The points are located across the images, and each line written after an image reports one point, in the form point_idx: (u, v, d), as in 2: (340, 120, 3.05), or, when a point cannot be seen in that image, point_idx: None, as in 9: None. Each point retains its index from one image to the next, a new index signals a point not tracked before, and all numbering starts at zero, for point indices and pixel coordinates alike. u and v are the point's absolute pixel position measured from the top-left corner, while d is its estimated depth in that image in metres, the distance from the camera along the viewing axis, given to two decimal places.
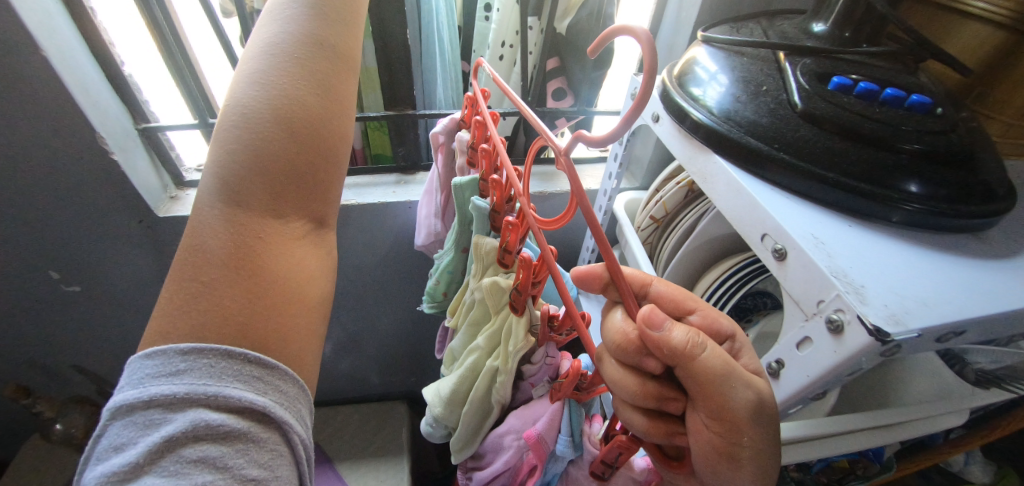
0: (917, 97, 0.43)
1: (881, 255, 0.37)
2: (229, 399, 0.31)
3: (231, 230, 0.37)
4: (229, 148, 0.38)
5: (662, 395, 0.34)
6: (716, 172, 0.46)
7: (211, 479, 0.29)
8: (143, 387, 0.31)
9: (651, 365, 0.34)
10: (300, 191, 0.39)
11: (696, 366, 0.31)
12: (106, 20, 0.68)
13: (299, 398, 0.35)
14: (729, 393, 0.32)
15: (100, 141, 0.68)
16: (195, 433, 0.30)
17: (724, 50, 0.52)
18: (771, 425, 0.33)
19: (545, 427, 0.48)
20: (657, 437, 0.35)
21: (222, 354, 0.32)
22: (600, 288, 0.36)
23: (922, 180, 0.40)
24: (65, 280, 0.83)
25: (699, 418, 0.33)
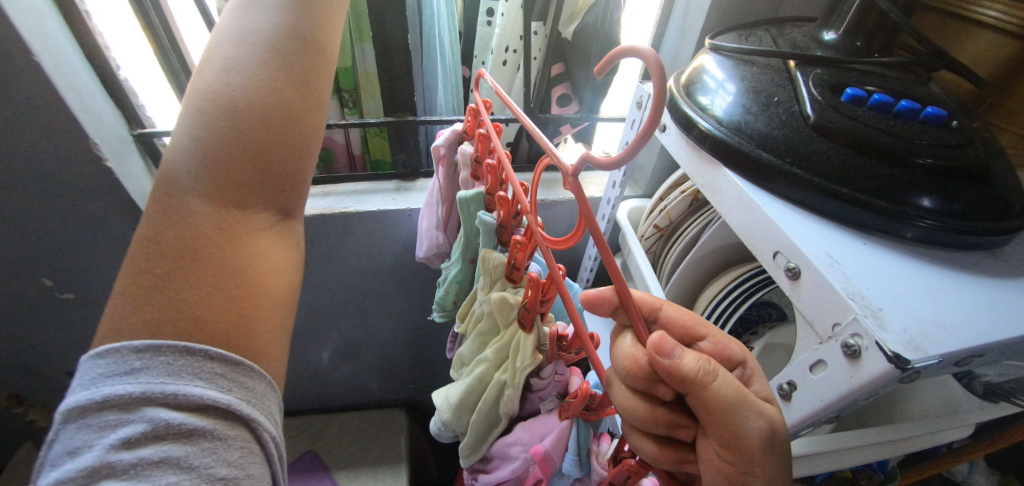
0: (932, 110, 0.42)
1: (897, 276, 0.36)
2: (190, 397, 0.30)
3: (198, 226, 0.35)
4: (193, 132, 0.35)
5: (673, 422, 0.33)
6: (726, 186, 0.45)
7: (177, 477, 0.28)
8: (97, 387, 0.29)
9: (663, 392, 0.32)
10: (273, 188, 0.38)
11: (707, 394, 0.30)
12: (101, 23, 0.67)
13: (267, 394, 0.34)
14: (742, 422, 0.30)
15: (92, 146, 0.66)
16: (157, 432, 0.29)
17: (733, 59, 0.50)
18: (783, 456, 0.31)
19: (553, 445, 0.48)
20: (665, 463, 0.34)
21: (180, 351, 0.31)
22: (609, 311, 0.34)
23: (936, 195, 0.39)
24: (58, 287, 0.82)
25: (710, 446, 0.32)
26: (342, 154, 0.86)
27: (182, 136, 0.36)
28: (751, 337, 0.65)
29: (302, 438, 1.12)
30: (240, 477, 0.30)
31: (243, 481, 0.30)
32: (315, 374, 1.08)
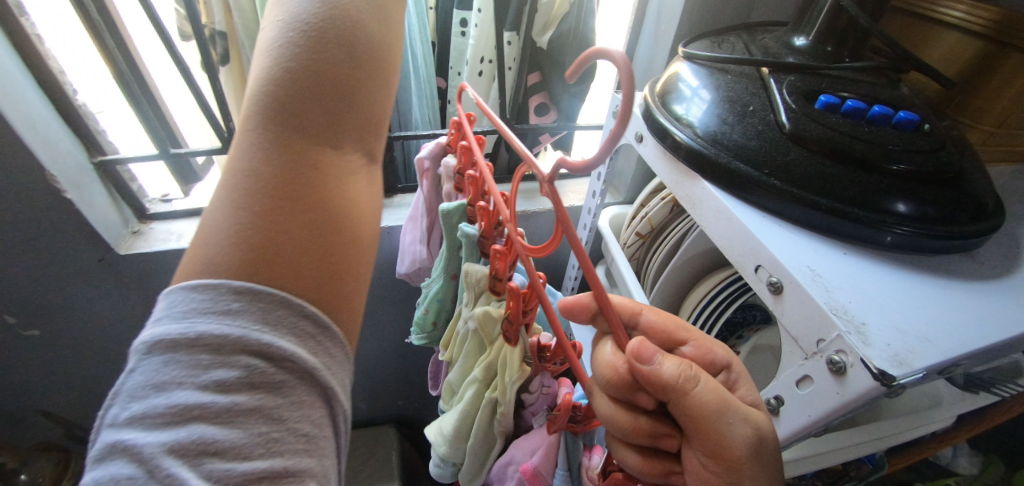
0: (904, 115, 0.42)
1: (878, 286, 0.35)
2: (283, 352, 0.28)
3: (284, 158, 0.32)
4: (275, 66, 0.33)
5: (656, 431, 0.32)
6: (706, 199, 0.45)
7: (265, 432, 0.26)
8: (188, 321, 0.27)
9: (645, 401, 0.31)
10: (356, 119, 0.35)
11: (688, 403, 0.29)
12: (56, 48, 0.64)
13: (345, 364, 0.31)
14: (726, 430, 0.29)
15: (50, 178, 0.63)
16: (249, 382, 0.27)
17: (706, 67, 0.50)
18: (771, 466, 0.30)
19: (541, 461, 0.48)
20: (650, 475, 0.33)
21: (281, 300, 0.29)
22: (587, 318, 0.34)
23: (912, 201, 0.39)
24: (22, 323, 0.78)
25: (696, 456, 0.30)
26: None
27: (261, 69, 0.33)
28: (736, 340, 0.64)
29: None
30: (316, 445, 0.28)
31: (319, 447, 0.28)
32: None
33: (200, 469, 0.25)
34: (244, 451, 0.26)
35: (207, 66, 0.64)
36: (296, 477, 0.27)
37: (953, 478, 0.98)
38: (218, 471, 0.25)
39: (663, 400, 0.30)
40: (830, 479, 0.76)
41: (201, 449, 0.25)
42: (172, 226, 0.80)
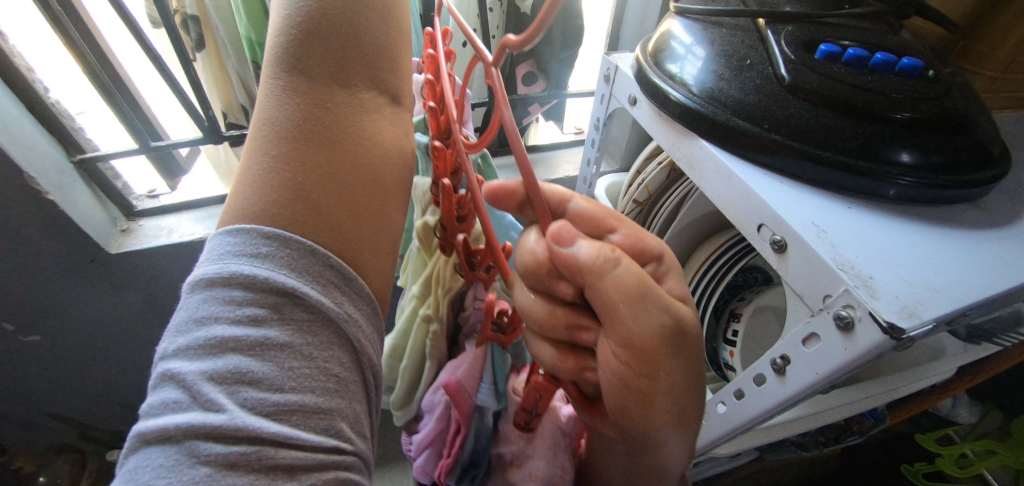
0: (907, 61, 0.41)
1: (885, 238, 0.35)
2: (309, 299, 0.30)
3: (304, 98, 0.36)
4: (284, 21, 0.37)
5: (574, 324, 0.31)
6: (704, 158, 0.43)
7: (296, 367, 0.28)
8: (224, 264, 0.29)
9: (565, 290, 0.30)
10: (367, 64, 0.39)
11: (600, 287, 0.28)
12: (20, 44, 0.62)
13: (372, 316, 0.34)
14: (643, 318, 0.28)
15: (30, 180, 0.62)
16: (281, 320, 0.29)
17: (700, 22, 0.48)
18: (688, 356, 0.30)
19: (465, 374, 0.41)
20: (565, 370, 0.32)
21: (305, 249, 0.31)
22: (514, 206, 0.32)
23: (917, 149, 0.38)
24: (20, 330, 0.78)
25: (607, 347, 0.29)
26: None
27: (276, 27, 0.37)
28: (738, 303, 0.62)
29: None
30: (346, 387, 0.30)
31: (345, 387, 0.30)
32: None
33: (238, 395, 0.27)
34: (278, 384, 0.28)
35: (179, 54, 0.61)
36: (326, 413, 0.29)
37: (953, 427, 0.99)
38: (253, 399, 0.27)
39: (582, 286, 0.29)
40: (833, 436, 0.78)
41: (238, 379, 0.27)
42: (160, 222, 0.79)
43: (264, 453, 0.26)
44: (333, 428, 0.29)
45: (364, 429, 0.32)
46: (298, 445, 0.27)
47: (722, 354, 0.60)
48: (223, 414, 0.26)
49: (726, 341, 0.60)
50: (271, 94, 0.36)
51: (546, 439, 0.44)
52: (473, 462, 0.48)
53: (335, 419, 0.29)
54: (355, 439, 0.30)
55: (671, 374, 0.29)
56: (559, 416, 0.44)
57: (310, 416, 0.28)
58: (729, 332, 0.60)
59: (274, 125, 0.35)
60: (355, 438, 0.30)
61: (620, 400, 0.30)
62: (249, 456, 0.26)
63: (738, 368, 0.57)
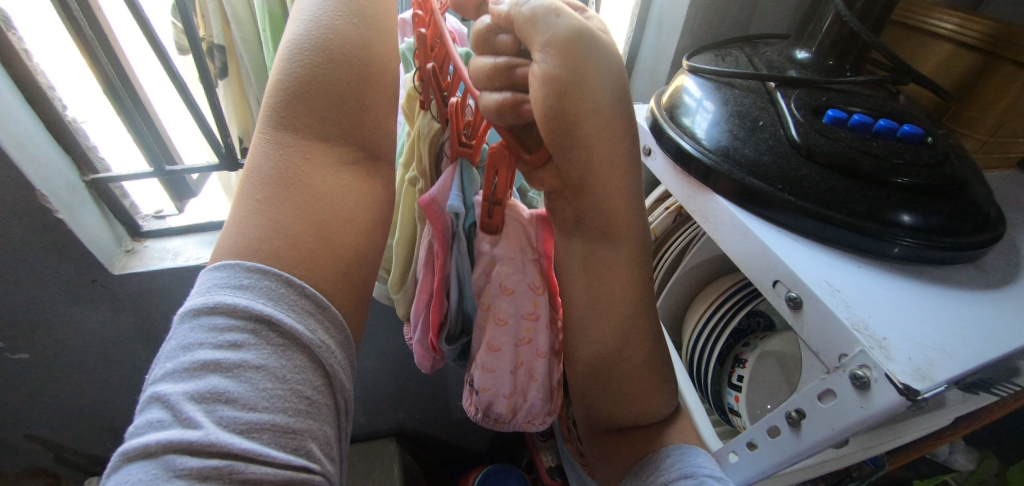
0: (908, 128, 0.43)
1: (894, 298, 0.36)
2: (285, 325, 0.32)
3: (282, 152, 0.37)
4: (276, 80, 0.38)
5: (511, 65, 0.36)
6: (719, 213, 0.45)
7: (270, 388, 0.30)
8: (210, 295, 0.32)
9: (504, 42, 0.37)
10: (347, 122, 0.39)
11: (521, 10, 0.34)
12: (46, 64, 0.63)
13: (341, 342, 0.36)
14: (551, 22, 0.34)
15: (42, 198, 0.62)
16: (259, 343, 0.31)
17: (712, 82, 0.50)
18: (599, 63, 0.36)
19: (437, 189, 0.41)
20: (506, 114, 0.36)
21: (283, 281, 0.34)
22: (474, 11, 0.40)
23: (919, 211, 0.40)
24: (11, 347, 0.76)
25: (535, 62, 0.35)
26: None
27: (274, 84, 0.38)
28: (743, 348, 0.62)
29: None
30: (316, 410, 0.32)
31: (316, 409, 0.32)
32: None
33: (215, 413, 0.29)
34: (252, 403, 0.30)
35: (204, 80, 0.63)
36: (296, 434, 0.31)
37: (949, 474, 0.99)
38: (228, 417, 0.29)
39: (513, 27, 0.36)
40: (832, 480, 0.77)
41: (216, 398, 0.29)
42: (167, 244, 0.79)
43: (236, 468, 0.28)
44: (303, 448, 0.31)
45: (332, 452, 0.33)
46: (267, 461, 0.29)
47: (727, 398, 0.61)
48: (199, 430, 0.28)
49: (731, 385, 0.61)
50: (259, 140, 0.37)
51: (513, 241, 0.45)
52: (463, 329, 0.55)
53: (305, 438, 0.31)
54: (323, 460, 0.32)
55: (586, 74, 0.35)
56: (521, 214, 0.45)
57: (282, 434, 0.30)
58: (734, 376, 0.61)
59: (258, 169, 0.37)
60: (323, 459, 0.32)
61: (547, 103, 0.35)
62: (222, 470, 0.27)
63: (742, 414, 0.58)
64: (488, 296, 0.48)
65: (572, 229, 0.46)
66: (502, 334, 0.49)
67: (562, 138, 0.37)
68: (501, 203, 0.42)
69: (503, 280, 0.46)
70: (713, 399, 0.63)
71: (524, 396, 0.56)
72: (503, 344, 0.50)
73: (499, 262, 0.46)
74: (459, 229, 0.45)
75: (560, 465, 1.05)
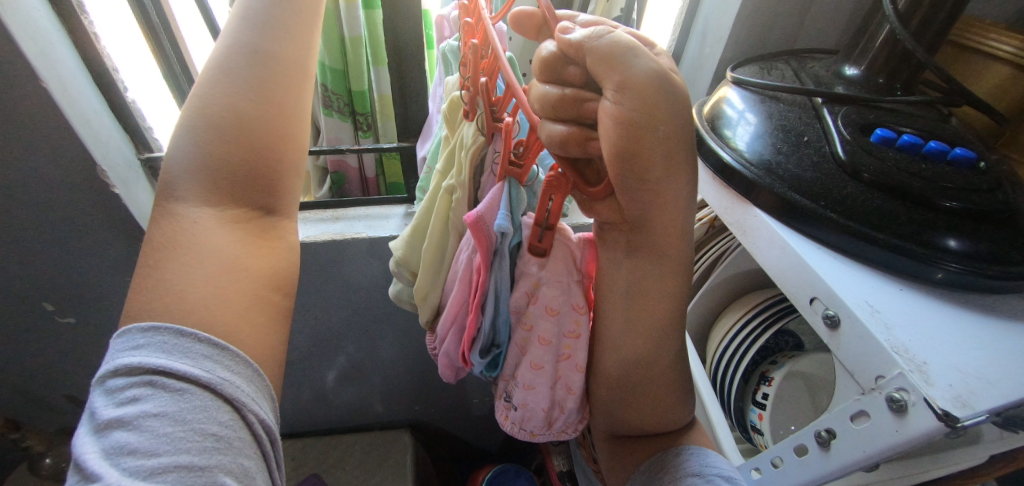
0: (960, 151, 0.42)
1: (934, 323, 0.36)
2: (180, 371, 0.32)
3: (170, 221, 0.38)
4: (176, 154, 0.39)
5: (580, 100, 0.34)
6: (759, 227, 0.45)
7: (170, 431, 0.30)
8: (111, 360, 0.33)
9: (572, 74, 0.34)
10: (248, 189, 0.40)
11: (597, 45, 0.31)
12: (113, 46, 0.67)
13: (254, 377, 0.36)
14: (632, 65, 0.32)
15: (101, 172, 0.66)
16: (156, 394, 0.32)
17: (757, 94, 0.50)
18: (676, 102, 0.34)
19: (484, 207, 0.41)
20: (573, 147, 0.34)
21: (176, 332, 0.33)
22: (533, 29, 0.37)
23: (966, 237, 0.38)
24: (60, 311, 0.81)
25: (607, 100, 0.33)
26: (356, 179, 0.92)
27: (179, 154, 0.39)
28: (770, 366, 0.61)
29: (305, 461, 1.12)
30: (227, 444, 0.32)
31: (232, 442, 0.32)
32: (319, 395, 1.10)
33: (119, 465, 0.29)
34: (153, 449, 0.30)
35: None
36: (203, 470, 0.30)
37: None
38: (132, 467, 0.29)
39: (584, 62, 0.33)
40: None
41: (120, 451, 0.30)
42: None
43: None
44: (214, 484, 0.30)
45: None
46: None
47: (750, 416, 0.61)
48: (98, 482, 0.28)
49: (755, 403, 0.59)
50: (196, 108, 0.39)
51: (559, 265, 0.44)
52: (493, 342, 0.51)
53: (215, 473, 0.31)
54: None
55: (659, 112, 0.33)
56: (570, 239, 0.45)
57: (186, 473, 0.30)
58: (759, 393, 0.60)
59: (204, 152, 0.39)
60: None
61: (620, 143, 0.33)
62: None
63: (765, 432, 0.57)
64: (531, 316, 0.47)
65: (620, 260, 0.44)
66: (543, 351, 0.48)
67: (629, 177, 0.36)
68: (554, 228, 0.41)
69: (548, 302, 0.46)
70: (735, 416, 0.63)
71: (559, 408, 0.53)
72: (545, 361, 0.49)
73: (545, 285, 0.45)
74: (503, 247, 0.43)
75: (571, 471, 1.04)
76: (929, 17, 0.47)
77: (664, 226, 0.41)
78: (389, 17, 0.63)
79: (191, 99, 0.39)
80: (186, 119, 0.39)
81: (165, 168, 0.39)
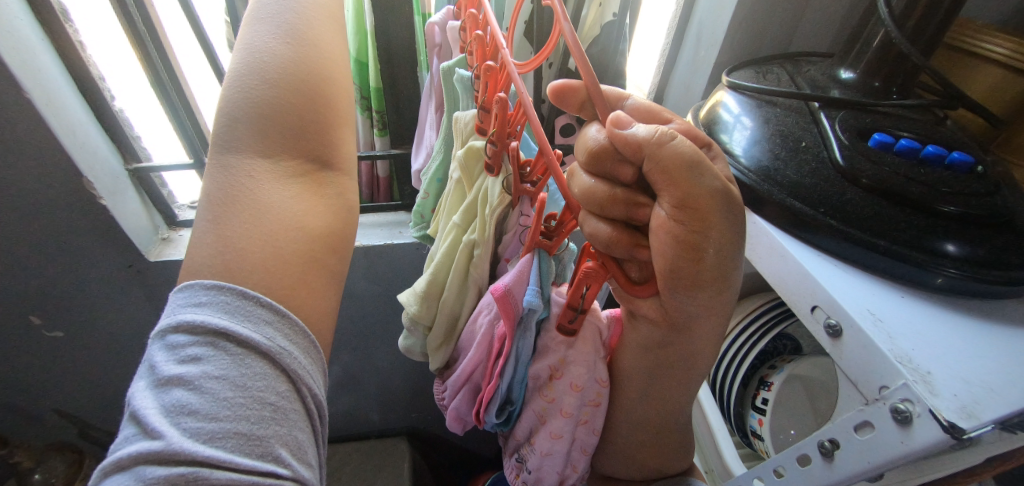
0: (958, 155, 0.42)
1: (936, 331, 0.35)
2: (241, 336, 0.31)
3: (229, 172, 0.37)
4: (230, 107, 0.38)
5: (632, 202, 0.31)
6: (759, 234, 0.46)
7: (230, 397, 0.29)
8: (173, 314, 0.31)
9: (625, 173, 0.31)
10: (305, 135, 0.40)
11: (660, 152, 0.28)
12: (98, 54, 0.66)
13: (311, 349, 0.35)
14: (697, 181, 0.29)
15: (88, 184, 0.65)
16: (217, 356, 0.30)
17: (753, 98, 0.50)
18: (738, 219, 0.31)
19: (513, 280, 0.38)
20: (619, 250, 0.32)
21: (239, 293, 0.32)
22: (577, 107, 0.32)
23: (965, 241, 0.38)
24: (46, 324, 0.79)
25: (662, 209, 0.30)
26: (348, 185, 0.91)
27: (230, 107, 0.38)
28: (769, 370, 0.61)
29: None
30: (283, 416, 0.31)
31: (286, 414, 0.31)
32: None
33: (179, 425, 0.28)
34: (213, 413, 0.29)
35: None
36: (261, 439, 0.29)
37: None
38: (192, 428, 0.28)
39: (642, 165, 0.29)
40: None
41: (179, 411, 0.28)
42: None
43: (202, 474, 0.27)
44: (270, 453, 0.30)
45: (308, 458, 0.32)
46: (233, 468, 0.28)
47: (749, 421, 0.60)
48: (160, 440, 0.27)
49: (755, 408, 0.59)
50: (242, 60, 0.39)
51: (588, 345, 0.41)
52: (508, 398, 0.46)
53: (272, 445, 0.30)
54: (296, 465, 0.31)
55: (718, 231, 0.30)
56: (599, 319, 0.41)
57: (244, 441, 0.29)
58: (759, 398, 0.59)
59: (255, 98, 0.38)
60: (296, 465, 0.31)
61: (674, 258, 0.31)
62: (187, 478, 0.27)
63: (765, 438, 0.57)
64: (554, 388, 0.43)
65: (651, 350, 0.39)
66: (563, 422, 0.43)
67: (681, 288, 0.33)
68: (587, 311, 0.38)
69: (572, 379, 0.41)
70: (735, 422, 0.62)
71: (571, 467, 0.46)
72: (563, 431, 0.43)
73: (572, 363, 0.41)
74: (531, 319, 0.40)
75: None
76: (925, 20, 0.47)
77: (707, 327, 0.36)
78: (380, 23, 0.62)
79: (235, 56, 0.39)
80: (233, 75, 0.39)
81: (218, 121, 0.38)
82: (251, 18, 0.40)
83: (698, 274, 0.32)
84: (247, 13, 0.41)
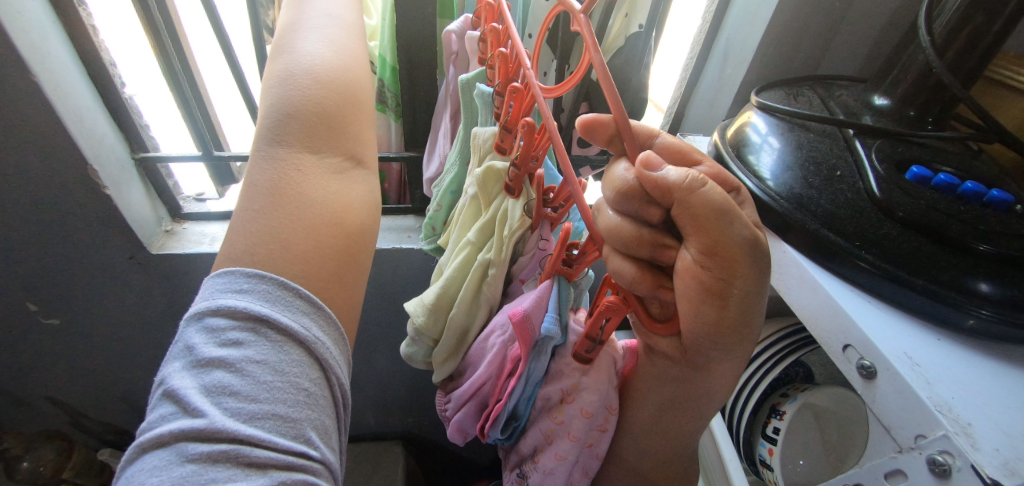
0: (997, 193, 0.40)
1: (970, 379, 0.33)
2: (281, 324, 0.30)
3: (277, 164, 0.36)
4: (276, 104, 0.37)
5: (659, 242, 0.29)
6: (788, 263, 0.44)
7: (271, 380, 0.28)
8: (212, 299, 0.30)
9: (654, 214, 0.28)
10: (347, 134, 0.39)
11: (691, 199, 0.26)
12: (109, 39, 0.64)
13: (340, 342, 0.33)
14: (727, 231, 0.27)
15: (92, 172, 0.63)
16: (258, 342, 0.29)
17: (784, 121, 0.48)
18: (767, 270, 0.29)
19: (532, 305, 0.37)
20: (642, 289, 0.30)
21: (279, 284, 0.31)
22: (605, 141, 0.30)
23: (1004, 283, 0.35)
24: (43, 311, 0.77)
25: (688, 253, 0.28)
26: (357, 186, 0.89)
27: (277, 104, 0.37)
28: (780, 398, 0.58)
29: None
30: (315, 401, 0.29)
31: (318, 401, 0.30)
32: None
33: (221, 405, 0.27)
34: (253, 395, 0.27)
35: None
36: (298, 421, 0.28)
37: None
38: (233, 408, 0.27)
39: (670, 207, 0.27)
40: None
41: (220, 391, 0.27)
42: (205, 228, 0.79)
43: (242, 451, 0.26)
44: (303, 435, 0.28)
45: (333, 442, 0.31)
46: (271, 446, 0.27)
47: (758, 449, 0.58)
48: (203, 418, 0.26)
49: (765, 437, 0.57)
50: (290, 62, 0.38)
51: (603, 373, 0.39)
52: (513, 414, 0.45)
53: (304, 427, 0.28)
54: (323, 448, 0.29)
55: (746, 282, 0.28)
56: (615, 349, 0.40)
57: (282, 422, 0.28)
58: (769, 427, 0.57)
59: (304, 98, 0.37)
60: (323, 448, 0.29)
61: (700, 307, 0.29)
62: (228, 455, 0.26)
63: (775, 468, 0.55)
64: (562, 412, 0.41)
65: (667, 381, 0.37)
66: (570, 445, 0.41)
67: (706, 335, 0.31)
68: (606, 342, 0.36)
69: (583, 405, 0.39)
70: (743, 449, 0.60)
71: None
72: (569, 453, 0.42)
73: (584, 390, 0.39)
74: (546, 345, 0.39)
75: None
76: (965, 52, 0.46)
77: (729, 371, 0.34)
78: (403, 24, 0.61)
79: (280, 61, 0.39)
80: (277, 78, 0.38)
81: (264, 118, 0.37)
82: (295, 28, 0.41)
83: (723, 323, 0.30)
84: (290, 24, 0.41)
